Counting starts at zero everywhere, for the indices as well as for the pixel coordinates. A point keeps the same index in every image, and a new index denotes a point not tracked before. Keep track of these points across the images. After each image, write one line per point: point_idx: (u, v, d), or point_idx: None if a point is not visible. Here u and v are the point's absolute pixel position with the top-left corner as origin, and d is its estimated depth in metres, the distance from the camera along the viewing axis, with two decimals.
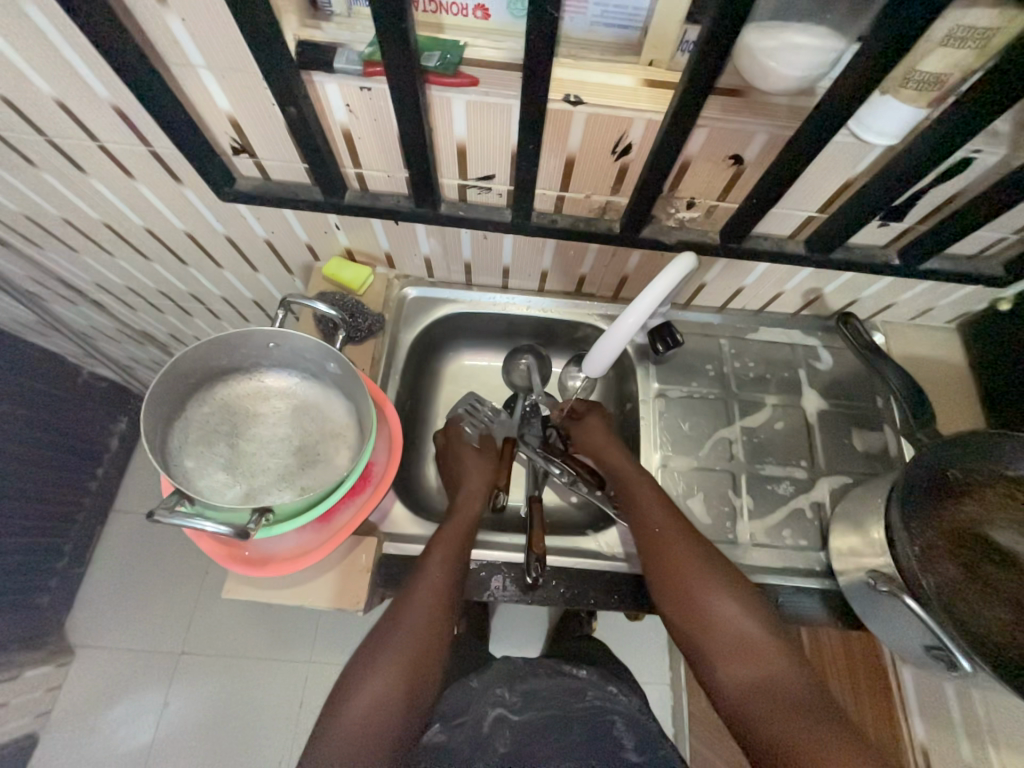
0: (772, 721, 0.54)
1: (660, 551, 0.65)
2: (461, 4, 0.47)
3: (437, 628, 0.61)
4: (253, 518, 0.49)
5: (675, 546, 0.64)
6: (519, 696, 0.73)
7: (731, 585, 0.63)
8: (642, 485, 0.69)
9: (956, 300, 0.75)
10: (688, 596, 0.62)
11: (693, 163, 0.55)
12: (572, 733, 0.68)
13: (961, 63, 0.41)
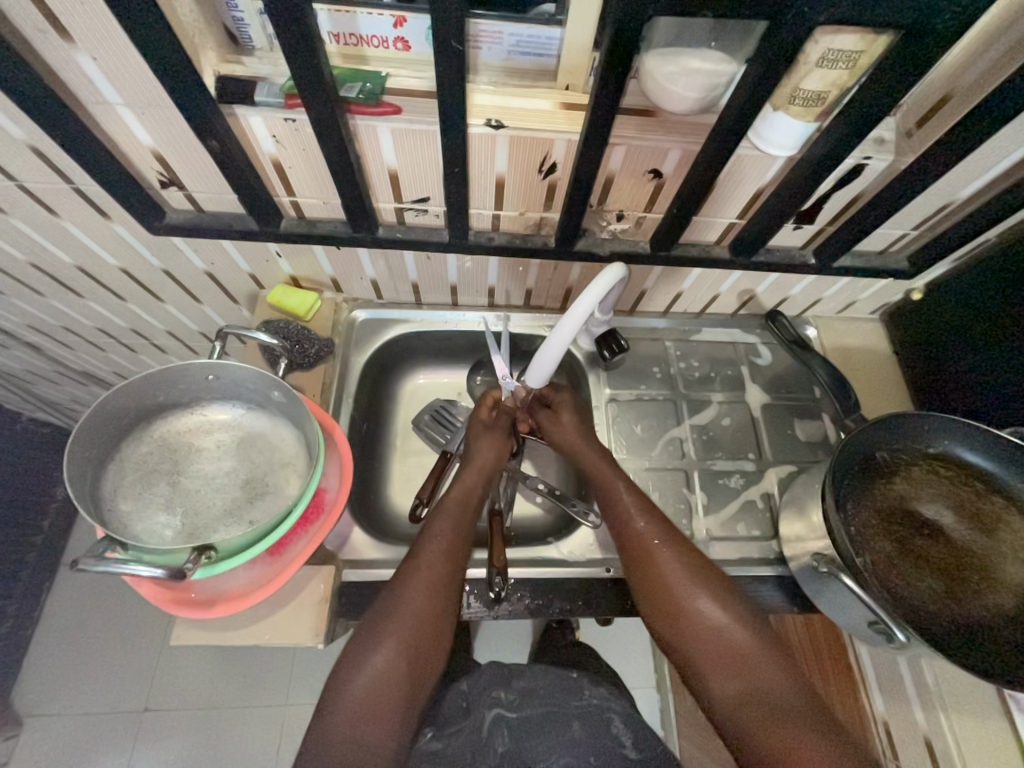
0: (755, 717, 0.54)
1: (639, 557, 0.66)
2: (380, 37, 0.49)
3: (429, 630, 0.59)
4: (190, 558, 0.47)
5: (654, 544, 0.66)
6: (516, 694, 0.71)
7: (709, 582, 0.64)
8: (618, 486, 0.70)
9: (875, 293, 0.81)
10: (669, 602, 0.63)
11: (616, 178, 0.58)
12: (572, 730, 0.66)
13: (838, 81, 0.45)
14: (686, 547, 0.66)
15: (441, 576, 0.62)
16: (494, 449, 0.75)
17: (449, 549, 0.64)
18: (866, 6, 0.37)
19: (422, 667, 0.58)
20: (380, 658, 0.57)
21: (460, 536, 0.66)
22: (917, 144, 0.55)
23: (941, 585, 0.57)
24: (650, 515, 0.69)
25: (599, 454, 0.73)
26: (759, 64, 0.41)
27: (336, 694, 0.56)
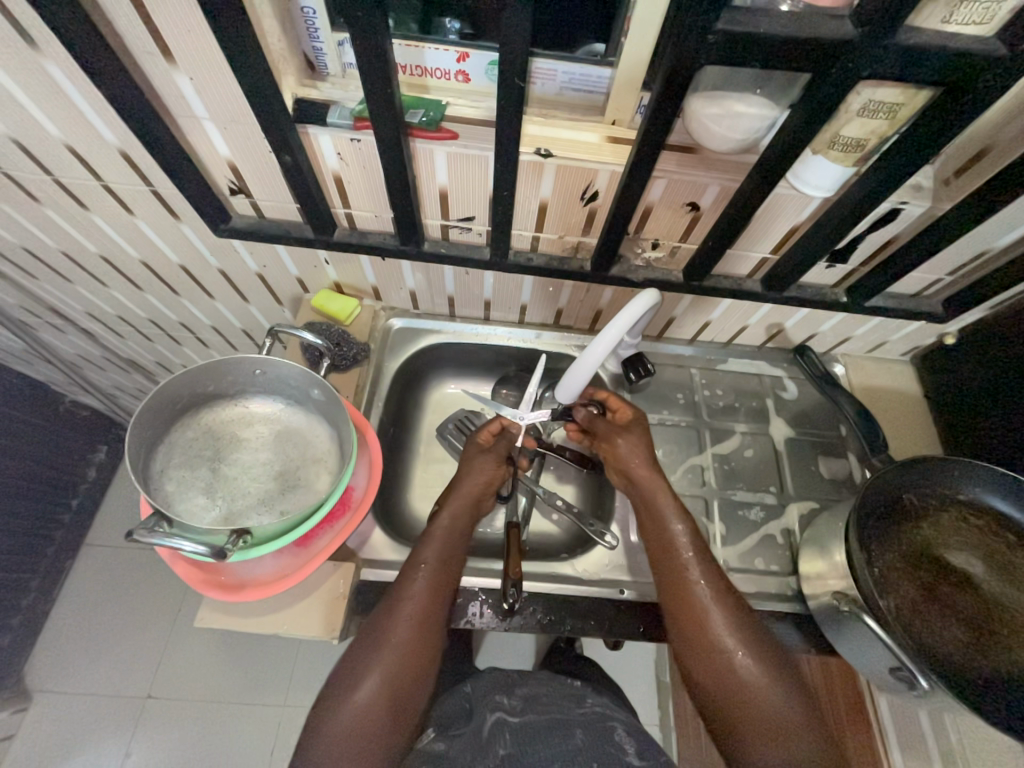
0: None
1: (696, 626, 0.61)
2: (444, 70, 0.53)
3: (413, 665, 0.59)
4: (230, 540, 0.50)
5: (700, 599, 0.62)
6: (519, 700, 0.72)
7: (757, 649, 0.60)
8: (670, 530, 0.66)
9: (906, 335, 0.81)
10: (722, 669, 0.59)
11: (655, 209, 0.61)
12: (574, 739, 0.65)
13: (877, 130, 0.47)
14: (736, 607, 0.62)
15: (425, 611, 0.62)
16: (484, 476, 0.73)
17: (436, 583, 0.64)
18: (909, 64, 0.39)
19: (405, 701, 0.59)
20: (362, 694, 0.57)
21: (448, 570, 0.65)
22: (954, 192, 0.56)
23: (968, 636, 0.55)
24: (706, 564, 0.64)
25: (654, 481, 0.69)
26: (802, 111, 0.43)
27: (318, 726, 0.57)
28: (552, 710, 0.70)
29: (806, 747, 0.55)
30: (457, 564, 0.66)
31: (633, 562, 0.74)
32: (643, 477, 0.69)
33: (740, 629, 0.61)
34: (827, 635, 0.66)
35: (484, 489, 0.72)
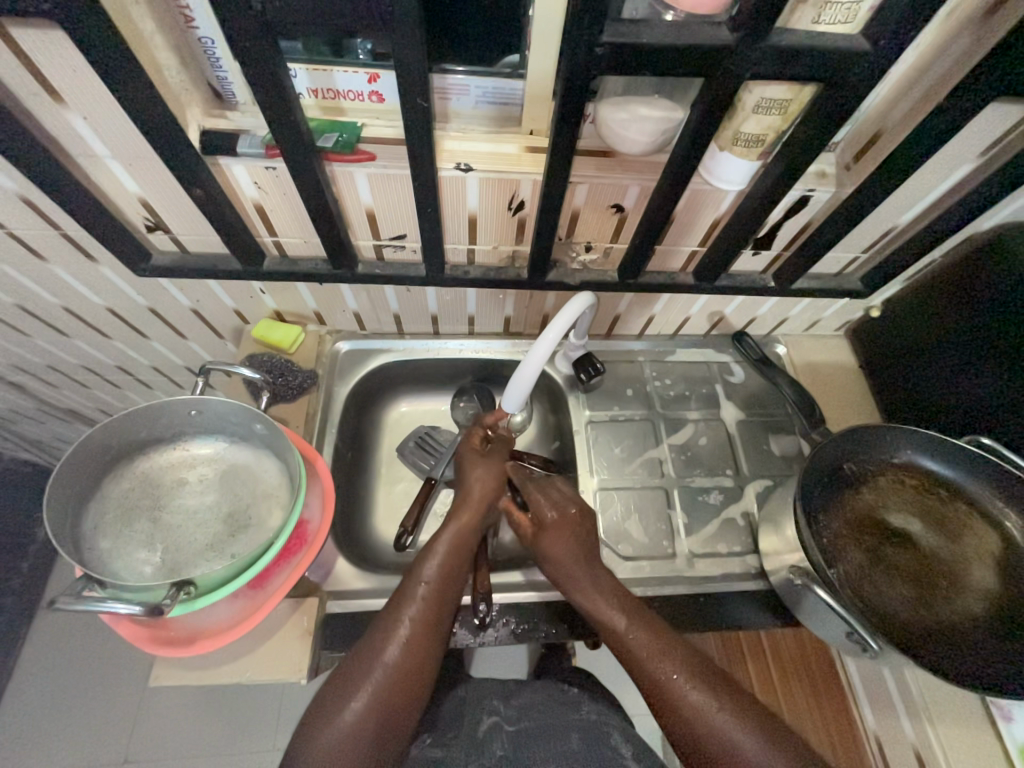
0: None
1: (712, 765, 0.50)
2: (355, 92, 0.53)
3: (411, 675, 0.54)
4: (169, 594, 0.47)
5: (658, 661, 0.56)
6: (514, 709, 0.72)
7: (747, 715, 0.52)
8: (603, 602, 0.61)
9: (836, 311, 0.85)
10: (707, 739, 0.51)
11: (582, 213, 0.62)
12: (571, 742, 0.65)
13: (773, 125, 0.49)
14: (706, 667, 0.56)
15: (426, 617, 0.58)
16: (488, 481, 0.72)
17: (440, 585, 0.61)
18: (787, 62, 0.41)
19: (399, 718, 0.53)
20: (357, 707, 0.52)
21: (451, 580, 0.62)
22: (855, 176, 0.59)
23: (914, 593, 0.58)
24: (651, 628, 0.59)
25: (587, 561, 0.65)
26: (699, 112, 0.45)
27: (304, 748, 0.50)
28: (545, 715, 0.70)
29: None
30: (463, 571, 0.64)
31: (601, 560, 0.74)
32: (575, 563, 0.64)
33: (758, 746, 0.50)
34: (790, 608, 0.68)
35: (490, 497, 0.71)
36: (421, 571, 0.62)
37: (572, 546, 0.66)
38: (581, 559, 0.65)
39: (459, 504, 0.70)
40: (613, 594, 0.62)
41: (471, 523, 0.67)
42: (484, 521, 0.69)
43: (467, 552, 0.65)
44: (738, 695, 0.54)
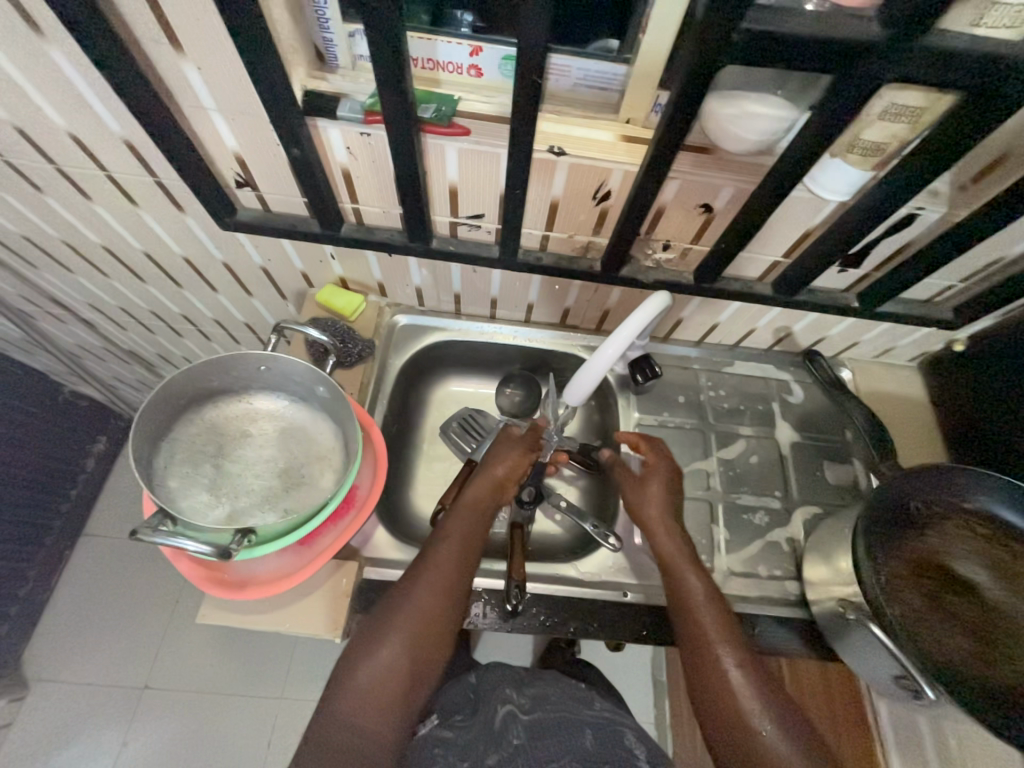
0: None
1: (741, 739, 0.55)
2: (455, 64, 0.52)
3: (433, 634, 0.59)
4: (236, 539, 0.49)
5: (708, 630, 0.60)
6: (527, 698, 0.70)
7: (776, 703, 0.57)
8: (682, 562, 0.65)
9: (914, 341, 0.81)
10: (730, 709, 0.56)
11: (667, 210, 0.60)
12: (585, 740, 0.63)
13: (898, 134, 0.46)
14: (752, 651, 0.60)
15: (447, 581, 0.61)
16: (510, 462, 0.72)
17: (459, 553, 0.63)
18: (935, 68, 0.38)
19: (423, 667, 0.58)
20: (386, 653, 0.58)
21: (469, 547, 0.64)
22: (969, 198, 0.55)
23: (975, 646, 0.55)
24: (717, 601, 0.63)
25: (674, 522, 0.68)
26: (824, 114, 0.42)
27: (342, 679, 0.57)
28: (561, 707, 0.68)
29: None
30: (478, 543, 0.66)
31: (636, 564, 0.73)
32: (661, 525, 0.67)
33: (794, 741, 0.54)
34: (830, 641, 0.66)
35: (509, 478, 0.72)
36: (444, 538, 0.64)
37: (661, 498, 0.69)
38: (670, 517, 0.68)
39: (475, 478, 0.71)
40: (684, 559, 0.65)
41: (490, 499, 0.69)
42: (498, 500, 0.71)
43: (485, 524, 0.68)
44: (773, 683, 0.58)
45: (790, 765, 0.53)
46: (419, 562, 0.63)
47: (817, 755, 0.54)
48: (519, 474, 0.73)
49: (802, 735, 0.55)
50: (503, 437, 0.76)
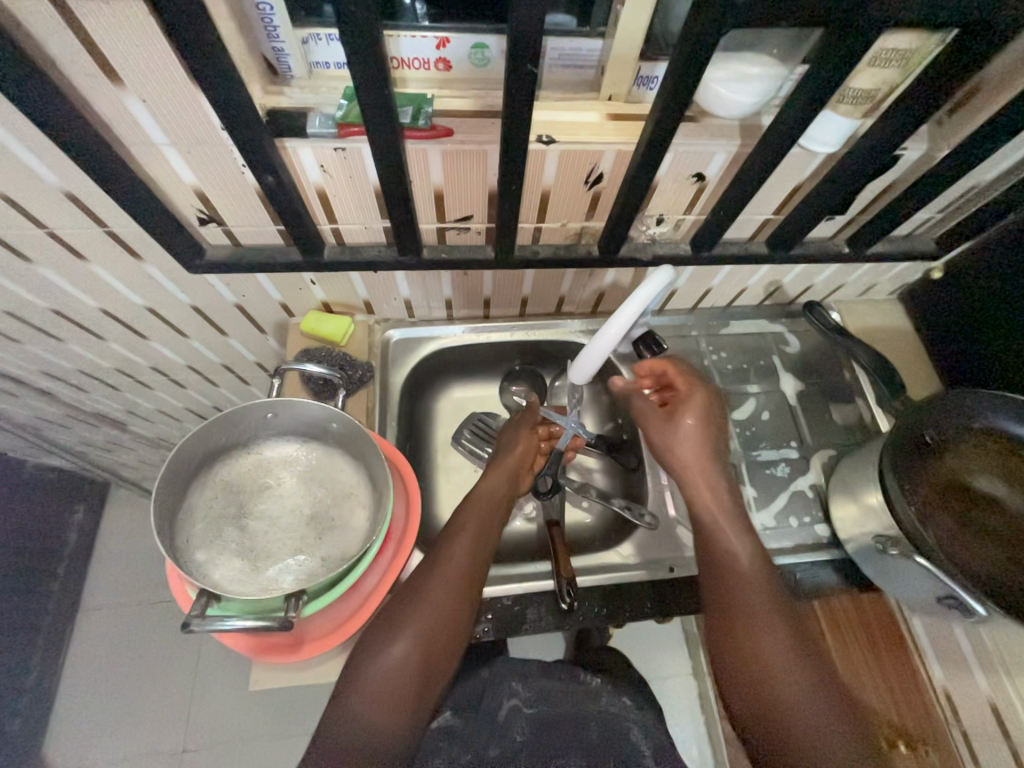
0: (762, 690, 0.58)
1: (722, 588, 0.64)
2: (421, 60, 0.49)
3: (449, 629, 0.55)
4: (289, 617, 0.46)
5: (716, 518, 0.68)
6: (535, 689, 0.67)
7: (764, 572, 0.64)
8: (695, 469, 0.70)
9: (895, 275, 0.83)
10: (718, 566, 0.65)
11: (660, 184, 0.59)
12: (590, 734, 0.63)
13: (888, 79, 0.46)
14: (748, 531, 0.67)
15: (462, 573, 0.58)
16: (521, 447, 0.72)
17: (474, 545, 0.60)
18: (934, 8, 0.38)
19: (439, 663, 0.54)
20: (397, 651, 0.53)
21: (482, 539, 0.61)
22: (948, 132, 0.56)
23: (1006, 555, 0.58)
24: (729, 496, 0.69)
25: (716, 468, 0.70)
26: (823, 67, 0.42)
27: (352, 679, 0.53)
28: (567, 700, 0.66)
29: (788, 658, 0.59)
30: (494, 533, 0.63)
31: (675, 538, 0.74)
32: (689, 454, 0.70)
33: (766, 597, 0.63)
34: (869, 575, 0.69)
35: (521, 462, 0.71)
36: (458, 528, 0.61)
37: (702, 450, 0.71)
38: (710, 463, 0.70)
39: (489, 468, 0.70)
40: (698, 470, 0.70)
41: (503, 486, 0.67)
42: (514, 487, 0.69)
43: (499, 513, 0.65)
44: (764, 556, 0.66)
45: (757, 611, 0.62)
46: (432, 556, 0.59)
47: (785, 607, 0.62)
48: (531, 459, 0.73)
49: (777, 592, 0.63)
50: (509, 423, 0.76)
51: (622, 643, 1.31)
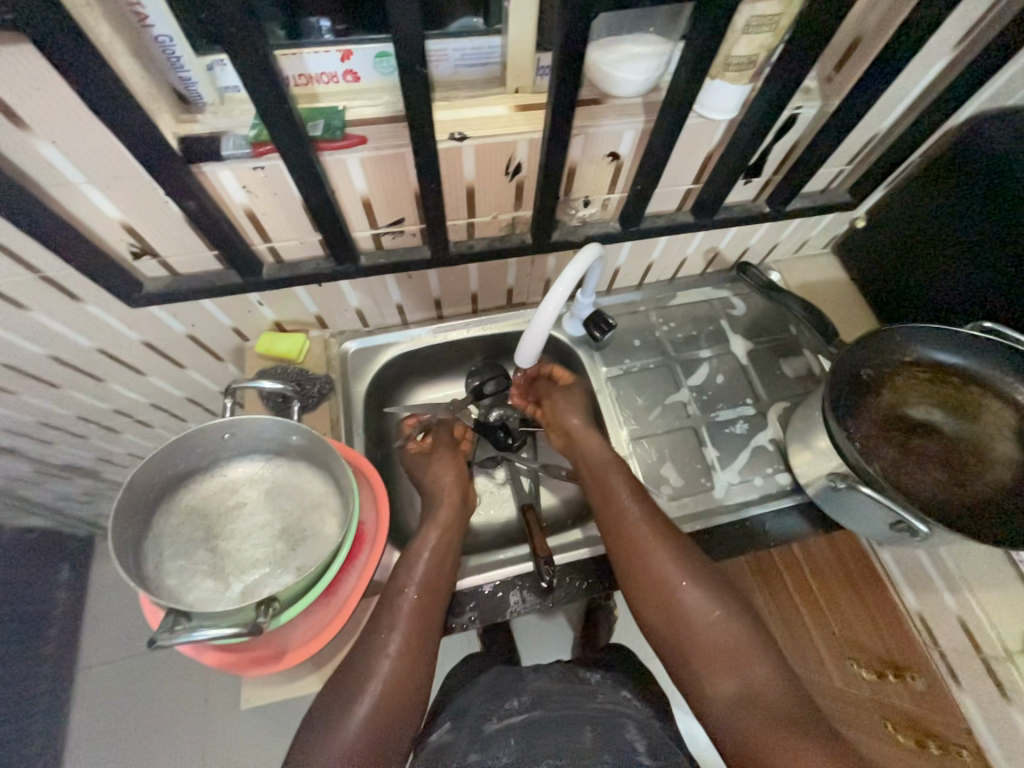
0: (669, 629, 0.62)
1: (647, 575, 0.64)
2: (328, 74, 0.51)
3: (402, 698, 0.56)
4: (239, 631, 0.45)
5: (631, 520, 0.67)
6: (529, 697, 0.65)
7: (672, 542, 0.66)
8: (613, 480, 0.71)
9: (824, 228, 0.87)
10: (635, 548, 0.65)
11: (579, 167, 0.61)
12: (584, 737, 0.58)
13: (765, 43, 0.50)
14: (678, 540, 0.66)
15: (415, 634, 0.58)
16: (450, 473, 0.74)
17: (424, 604, 0.60)
18: None
19: (395, 733, 0.54)
20: (356, 719, 0.53)
21: (435, 582, 0.62)
22: (838, 87, 0.60)
23: (946, 474, 0.63)
24: (650, 511, 0.68)
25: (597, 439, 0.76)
26: (697, 38, 0.45)
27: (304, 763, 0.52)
28: (562, 704, 0.63)
29: (705, 616, 0.61)
30: (445, 587, 0.62)
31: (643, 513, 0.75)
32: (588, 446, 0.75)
33: (671, 557, 0.65)
34: (831, 514, 0.72)
35: (459, 484, 0.73)
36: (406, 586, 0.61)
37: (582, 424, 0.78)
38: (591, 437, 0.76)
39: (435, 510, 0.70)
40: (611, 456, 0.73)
41: (451, 526, 0.68)
42: (459, 524, 0.69)
43: (449, 565, 0.64)
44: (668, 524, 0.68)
45: (663, 576, 0.63)
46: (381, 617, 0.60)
47: (679, 550, 0.65)
48: (463, 479, 0.75)
49: (682, 549, 0.66)
50: (435, 456, 0.77)
51: (626, 623, 1.32)
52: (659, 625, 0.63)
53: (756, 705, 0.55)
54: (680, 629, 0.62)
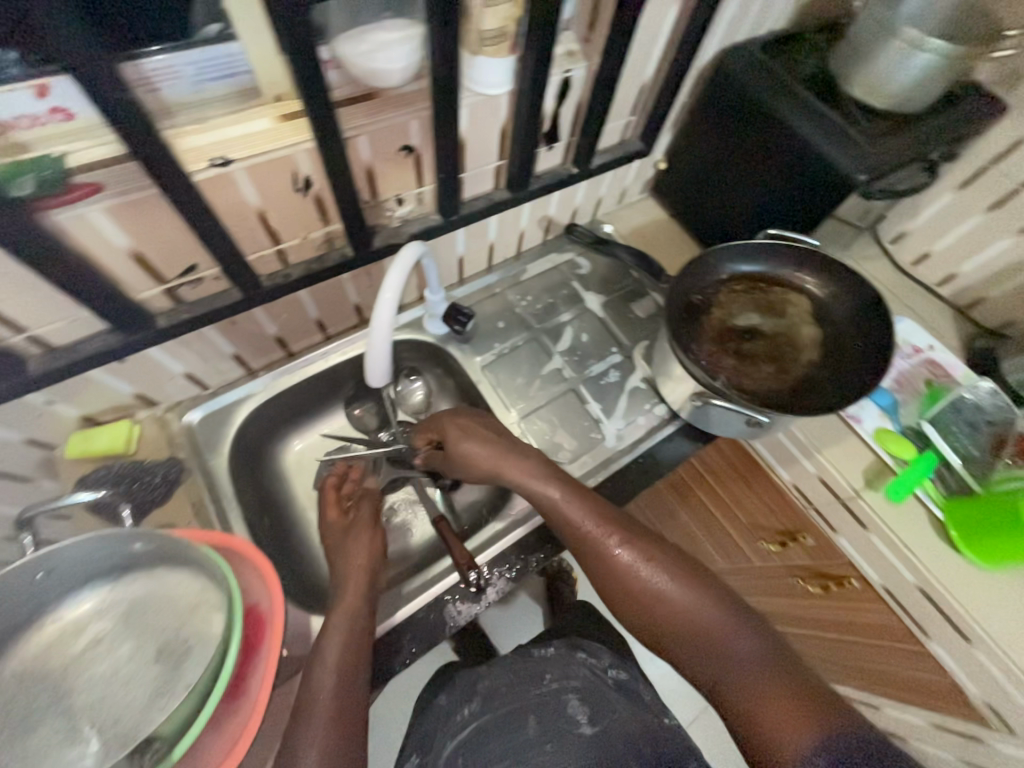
0: (646, 625, 0.57)
1: (604, 570, 0.59)
2: (26, 116, 0.39)
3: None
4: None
5: (573, 513, 0.61)
6: (480, 701, 0.64)
7: (629, 533, 0.60)
8: (551, 492, 0.63)
9: (634, 175, 0.94)
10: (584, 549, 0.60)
11: (374, 167, 0.58)
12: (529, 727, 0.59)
13: (508, 15, 0.51)
14: (633, 528, 0.61)
15: (334, 731, 0.47)
16: (366, 544, 0.65)
17: (341, 698, 0.50)
18: None
19: None
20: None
21: (352, 672, 0.52)
22: (594, 46, 0.64)
23: (776, 367, 0.72)
24: (592, 504, 0.62)
25: (506, 458, 0.66)
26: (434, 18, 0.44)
27: None
28: (508, 697, 0.63)
29: (690, 607, 0.55)
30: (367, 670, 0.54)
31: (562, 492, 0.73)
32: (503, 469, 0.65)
33: (629, 552, 0.59)
34: (703, 428, 0.80)
35: (377, 556, 0.64)
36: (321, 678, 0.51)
37: (482, 453, 0.67)
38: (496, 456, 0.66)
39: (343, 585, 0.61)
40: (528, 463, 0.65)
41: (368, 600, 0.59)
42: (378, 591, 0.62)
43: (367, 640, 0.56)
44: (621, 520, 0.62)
45: (623, 572, 0.58)
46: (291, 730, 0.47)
47: (636, 540, 0.60)
48: (383, 548, 0.66)
49: (636, 539, 0.60)
50: (344, 534, 0.67)
51: None
52: (634, 619, 0.57)
53: (743, 678, 0.50)
54: (660, 618, 0.55)
